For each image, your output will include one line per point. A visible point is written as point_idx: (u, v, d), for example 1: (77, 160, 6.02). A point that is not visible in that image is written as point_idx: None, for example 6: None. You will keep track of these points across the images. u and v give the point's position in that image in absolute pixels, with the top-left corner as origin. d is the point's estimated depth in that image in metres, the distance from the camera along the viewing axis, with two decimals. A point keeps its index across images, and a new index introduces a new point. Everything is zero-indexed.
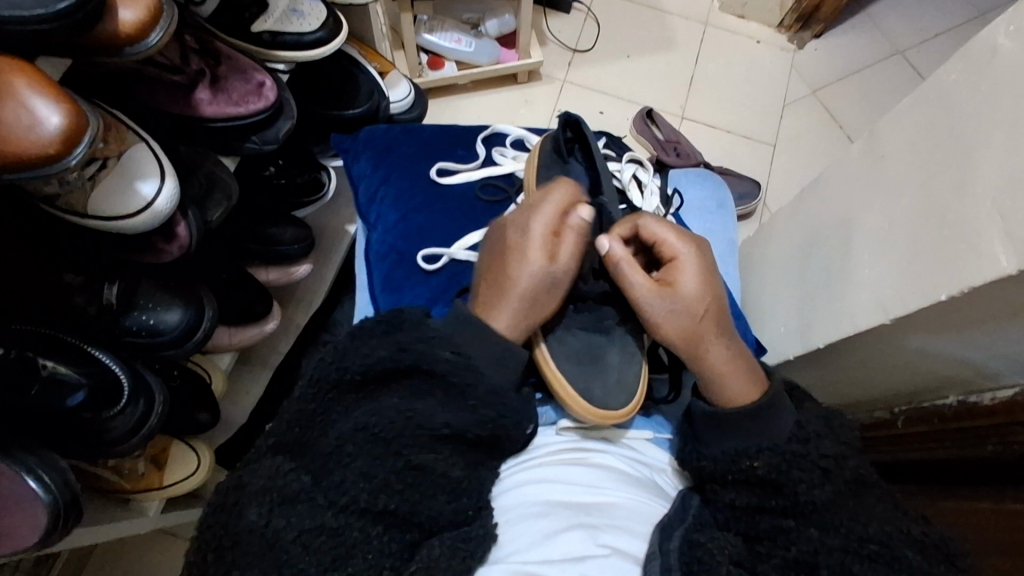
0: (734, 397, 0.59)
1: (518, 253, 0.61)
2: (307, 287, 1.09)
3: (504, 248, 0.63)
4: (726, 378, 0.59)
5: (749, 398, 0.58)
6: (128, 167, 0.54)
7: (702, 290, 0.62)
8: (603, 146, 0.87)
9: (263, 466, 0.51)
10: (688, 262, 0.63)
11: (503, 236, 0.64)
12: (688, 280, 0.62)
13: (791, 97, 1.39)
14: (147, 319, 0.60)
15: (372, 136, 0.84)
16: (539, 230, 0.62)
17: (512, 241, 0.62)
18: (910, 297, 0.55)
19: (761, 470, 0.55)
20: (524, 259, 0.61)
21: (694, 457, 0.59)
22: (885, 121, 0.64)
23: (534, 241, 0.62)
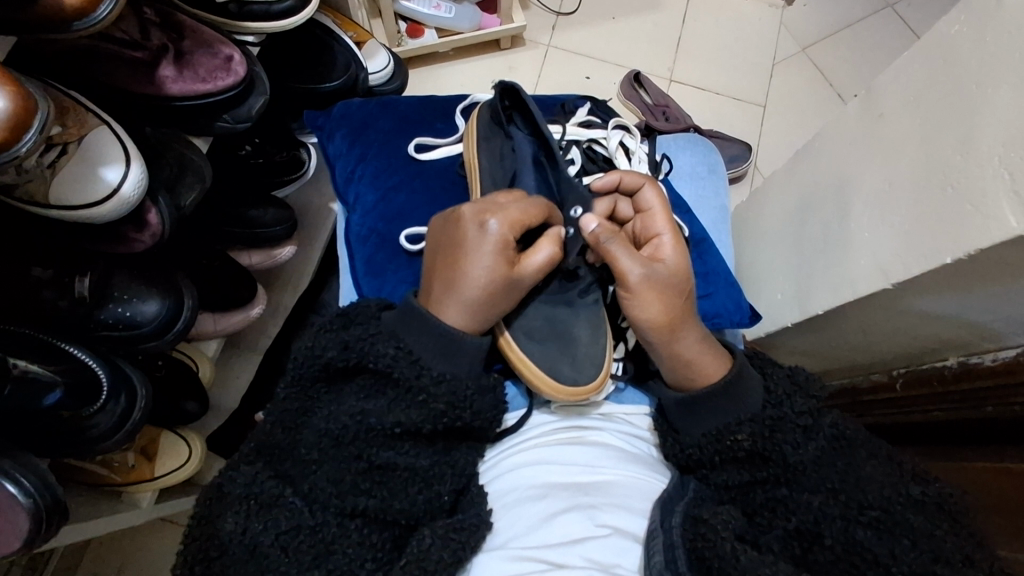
0: (704, 376, 0.58)
1: (469, 253, 0.57)
2: (292, 269, 1.07)
3: (460, 245, 0.58)
4: (695, 361, 0.58)
5: (714, 376, 0.58)
6: (88, 153, 0.51)
7: (686, 267, 0.61)
8: (587, 113, 0.83)
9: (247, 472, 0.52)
10: (674, 240, 0.63)
11: (459, 233, 0.59)
12: (670, 257, 0.61)
13: (781, 56, 1.36)
14: (123, 311, 0.58)
15: (347, 111, 0.81)
16: (497, 231, 0.58)
17: (470, 240, 0.57)
18: (913, 261, 0.53)
19: (746, 444, 0.55)
20: (475, 261, 0.57)
21: (678, 450, 0.59)
22: (884, 78, 0.62)
23: (489, 245, 0.57)
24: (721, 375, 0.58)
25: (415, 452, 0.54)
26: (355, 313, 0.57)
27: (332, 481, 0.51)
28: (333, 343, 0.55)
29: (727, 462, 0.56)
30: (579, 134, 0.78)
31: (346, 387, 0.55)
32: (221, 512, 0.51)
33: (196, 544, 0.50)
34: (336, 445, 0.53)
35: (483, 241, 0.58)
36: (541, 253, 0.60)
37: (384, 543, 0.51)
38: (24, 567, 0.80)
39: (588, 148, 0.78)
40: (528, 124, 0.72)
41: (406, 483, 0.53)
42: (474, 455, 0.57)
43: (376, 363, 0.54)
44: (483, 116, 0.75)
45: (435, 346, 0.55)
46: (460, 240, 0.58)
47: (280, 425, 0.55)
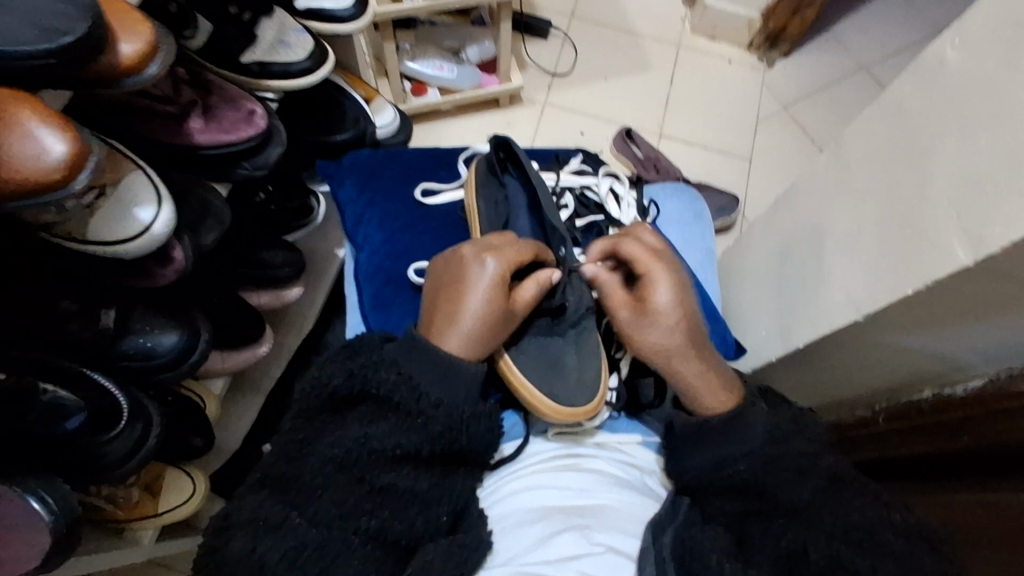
0: (705, 406, 0.61)
1: (470, 288, 0.62)
2: (297, 311, 1.10)
3: (462, 281, 0.63)
4: (701, 393, 0.62)
5: (712, 408, 0.61)
6: (123, 195, 0.56)
7: (677, 306, 0.63)
8: (579, 163, 0.89)
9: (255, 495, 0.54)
10: (661, 280, 0.65)
11: (457, 272, 0.64)
12: (658, 296, 0.64)
13: (763, 114, 1.44)
14: (144, 342, 0.61)
15: (356, 161, 0.86)
16: (494, 270, 0.63)
17: (468, 278, 0.63)
18: (879, 294, 0.58)
19: (742, 480, 0.57)
20: (474, 295, 0.61)
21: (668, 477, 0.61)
22: (849, 132, 0.68)
23: (485, 280, 0.62)
24: (726, 404, 0.61)
25: (416, 475, 0.56)
26: (359, 344, 0.60)
27: (337, 504, 0.53)
28: (338, 372, 0.58)
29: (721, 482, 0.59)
30: (572, 182, 0.84)
31: (351, 413, 0.58)
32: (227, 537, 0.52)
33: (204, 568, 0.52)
34: (343, 470, 0.55)
35: (481, 277, 0.63)
36: (529, 288, 0.65)
37: (387, 562, 0.53)
38: None
39: (581, 194, 0.84)
40: (521, 173, 0.78)
41: (407, 503, 0.55)
42: (472, 480, 0.60)
43: (378, 389, 0.57)
44: (480, 168, 0.80)
45: (433, 374, 0.58)
46: (459, 277, 0.63)
47: (284, 456, 0.56)
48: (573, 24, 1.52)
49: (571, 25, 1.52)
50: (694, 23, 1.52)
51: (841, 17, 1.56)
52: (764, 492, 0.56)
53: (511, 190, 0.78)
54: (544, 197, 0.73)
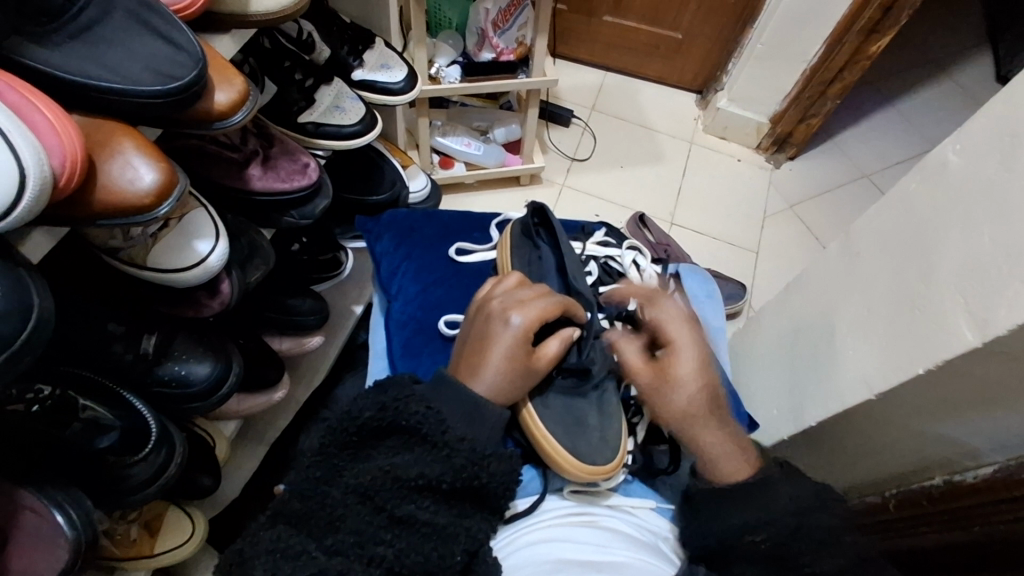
0: (723, 472, 0.64)
1: (495, 341, 0.64)
2: (311, 363, 1.12)
3: (488, 333, 0.65)
4: (717, 458, 0.65)
5: (732, 476, 0.64)
6: (186, 228, 0.60)
7: (699, 375, 0.69)
8: (603, 235, 0.94)
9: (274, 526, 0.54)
10: (684, 348, 0.71)
11: (483, 325, 0.67)
12: (681, 366, 0.70)
13: (770, 210, 1.52)
14: (179, 370, 0.63)
15: (394, 218, 0.91)
16: (519, 325, 0.65)
17: (491, 334, 0.65)
18: (892, 374, 0.60)
19: (765, 544, 0.57)
20: (499, 347, 0.64)
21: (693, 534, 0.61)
22: (857, 224, 0.73)
23: (510, 335, 0.65)
24: (744, 474, 0.64)
25: (435, 509, 0.57)
26: (389, 382, 0.61)
27: (356, 531, 0.54)
28: (371, 403, 0.59)
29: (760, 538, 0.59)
30: (596, 251, 0.90)
31: (374, 449, 0.59)
32: (245, 570, 0.51)
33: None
34: (366, 500, 0.55)
35: (506, 332, 0.65)
36: (554, 345, 0.68)
37: None
38: None
39: (604, 264, 0.89)
40: (553, 238, 0.84)
41: (425, 538, 0.55)
42: (488, 523, 0.60)
43: (407, 421, 0.58)
44: (515, 230, 0.85)
45: (461, 410, 0.60)
46: (484, 331, 0.66)
47: (298, 495, 0.57)
48: (593, 116, 1.63)
49: (591, 117, 1.63)
50: (706, 123, 1.64)
51: (843, 128, 1.68)
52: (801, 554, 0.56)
53: (544, 252, 0.83)
54: (572, 263, 0.79)
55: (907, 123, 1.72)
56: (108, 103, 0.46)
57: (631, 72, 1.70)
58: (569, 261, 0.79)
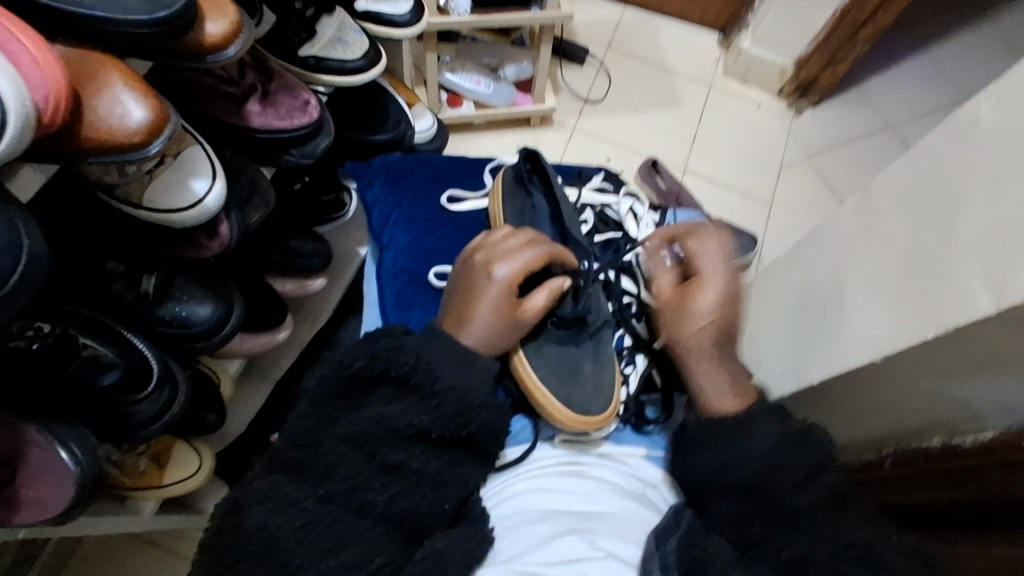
0: (715, 402, 0.63)
1: (480, 293, 0.64)
2: (314, 303, 1.12)
3: (473, 286, 0.65)
4: (712, 390, 0.64)
5: (728, 408, 0.61)
6: (183, 165, 0.58)
7: (716, 309, 0.66)
8: (601, 181, 0.91)
9: (266, 477, 0.55)
10: (714, 282, 0.68)
11: (470, 274, 0.67)
12: (704, 296, 0.67)
13: (787, 160, 1.47)
14: (180, 310, 0.63)
15: (385, 163, 0.89)
16: (503, 278, 0.65)
17: (477, 284, 0.65)
18: (899, 336, 0.59)
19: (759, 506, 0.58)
20: (483, 299, 0.64)
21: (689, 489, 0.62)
22: (879, 179, 0.70)
23: (495, 286, 0.65)
24: (733, 406, 0.62)
25: (426, 457, 0.58)
26: (381, 334, 0.62)
27: (351, 477, 0.55)
28: (361, 354, 0.60)
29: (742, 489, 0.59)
30: (593, 199, 0.88)
31: (368, 397, 0.59)
32: (244, 508, 0.53)
33: (211, 556, 0.51)
34: (358, 448, 0.56)
35: (490, 285, 0.65)
36: (539, 297, 0.67)
37: (393, 543, 0.54)
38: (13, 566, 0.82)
39: (601, 211, 0.87)
40: (547, 184, 0.82)
41: (415, 485, 0.57)
42: (480, 472, 0.61)
43: (396, 371, 0.59)
44: (507, 176, 0.83)
45: (453, 360, 0.60)
46: (470, 281, 0.66)
47: (293, 443, 0.57)
48: (609, 54, 1.56)
49: (607, 56, 1.56)
50: (727, 65, 1.56)
51: (870, 74, 1.60)
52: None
53: (537, 200, 0.82)
54: (568, 210, 0.79)
55: (938, 71, 1.63)
56: (93, 34, 0.43)
57: (651, 8, 1.61)
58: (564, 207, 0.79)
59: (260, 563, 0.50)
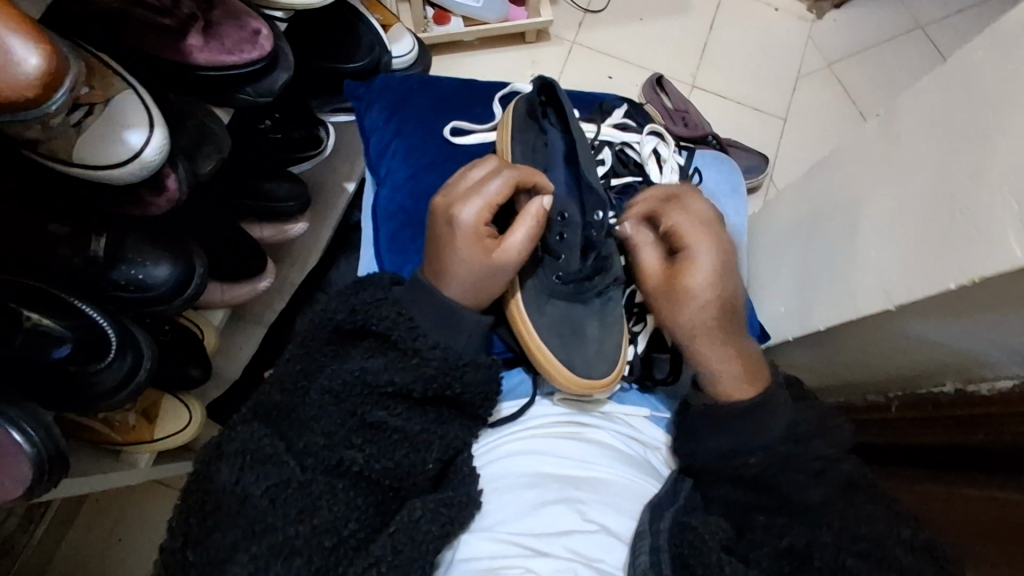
0: (725, 391, 0.60)
1: (450, 239, 0.59)
2: (303, 246, 1.02)
3: (441, 232, 0.60)
4: (723, 375, 0.60)
5: (736, 395, 0.59)
6: (114, 116, 0.52)
7: (712, 289, 0.60)
8: (625, 115, 0.84)
9: (243, 427, 0.52)
10: (701, 256, 0.61)
11: (437, 217, 0.61)
12: (697, 277, 0.61)
13: (804, 71, 1.35)
14: (135, 274, 0.59)
15: (386, 86, 0.83)
16: (470, 220, 0.59)
17: (446, 228, 0.60)
18: (915, 283, 0.54)
19: (755, 467, 0.56)
20: (455, 245, 0.59)
21: (695, 442, 0.60)
22: (903, 100, 0.62)
23: (464, 229, 0.59)
24: (747, 394, 0.59)
25: (407, 417, 0.55)
26: (368, 281, 0.58)
27: (327, 433, 0.52)
28: (343, 306, 0.56)
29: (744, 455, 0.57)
30: (612, 136, 0.81)
31: (346, 353, 0.56)
32: (210, 480, 0.51)
33: (193, 496, 0.51)
34: (336, 402, 0.54)
35: (458, 229, 0.59)
36: (519, 231, 0.61)
37: (369, 507, 0.53)
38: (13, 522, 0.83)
39: (619, 152, 0.81)
40: (563, 122, 0.73)
41: (395, 443, 0.54)
42: (464, 430, 0.57)
43: (378, 326, 0.55)
44: (520, 108, 0.76)
45: (434, 316, 0.57)
46: (438, 226, 0.61)
47: (279, 387, 0.55)
48: None
49: None
50: None
51: None
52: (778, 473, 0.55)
53: (550, 138, 0.73)
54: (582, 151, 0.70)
55: None
56: None
57: None
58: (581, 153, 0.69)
59: (235, 516, 0.48)
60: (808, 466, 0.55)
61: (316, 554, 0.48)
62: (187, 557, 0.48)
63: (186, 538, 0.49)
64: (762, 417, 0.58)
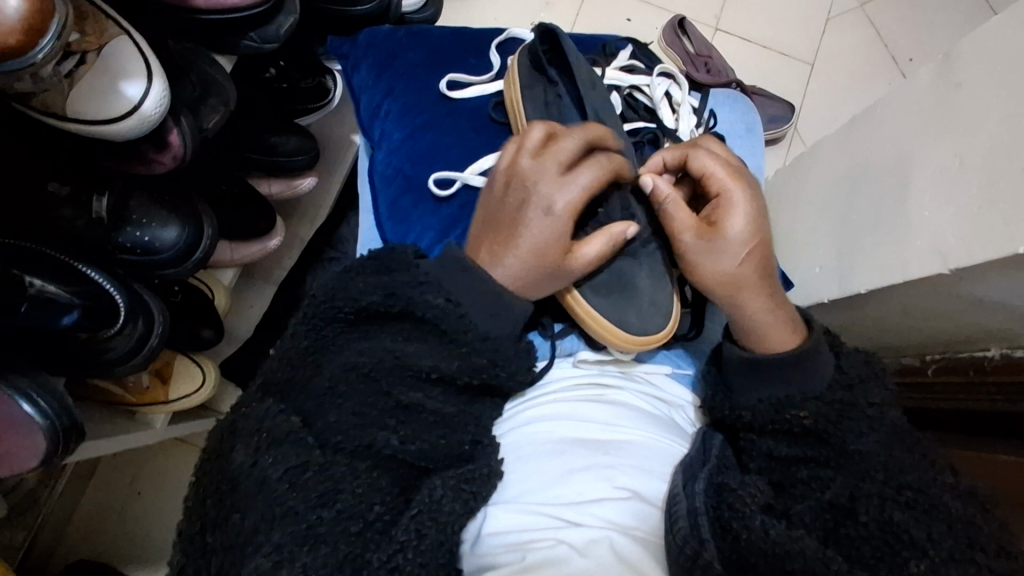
0: (770, 344, 0.55)
1: (530, 231, 0.55)
2: (312, 200, 0.97)
3: (521, 218, 0.55)
4: (766, 329, 0.55)
5: (784, 346, 0.55)
6: (108, 66, 0.48)
7: (752, 230, 0.56)
8: (629, 57, 0.79)
9: (256, 404, 0.51)
10: (738, 198, 0.57)
11: (517, 199, 0.56)
12: (735, 219, 0.56)
13: (836, 10, 1.24)
14: (141, 236, 0.56)
15: (373, 40, 0.78)
16: (560, 220, 0.55)
17: (526, 218, 0.55)
18: (979, 247, 0.51)
19: (809, 421, 0.52)
20: (533, 242, 0.54)
21: (727, 408, 0.56)
22: (962, 46, 0.58)
23: (548, 229, 0.55)
24: (792, 344, 0.55)
25: (428, 390, 0.53)
26: (386, 259, 0.56)
27: (349, 411, 0.51)
28: (376, 288, 0.54)
29: (762, 433, 0.55)
30: (620, 79, 0.76)
31: (360, 325, 0.55)
32: (226, 456, 0.50)
33: (209, 481, 0.50)
34: (359, 375, 0.52)
35: (544, 224, 0.55)
36: (597, 244, 0.57)
37: (394, 489, 0.50)
38: (29, 488, 0.82)
39: (628, 95, 0.75)
40: (567, 70, 0.71)
41: (431, 425, 0.52)
42: (494, 409, 0.56)
43: (423, 311, 0.53)
44: (521, 60, 0.71)
45: (459, 288, 0.53)
46: (517, 208, 0.56)
47: (289, 362, 0.53)
48: None
49: None
50: None
51: None
52: (820, 441, 0.52)
53: (562, 90, 0.70)
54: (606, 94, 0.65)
55: None
56: None
57: None
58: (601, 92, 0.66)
59: (254, 500, 0.48)
60: (852, 416, 0.52)
61: (341, 541, 0.46)
62: (206, 543, 0.47)
63: (204, 522, 0.48)
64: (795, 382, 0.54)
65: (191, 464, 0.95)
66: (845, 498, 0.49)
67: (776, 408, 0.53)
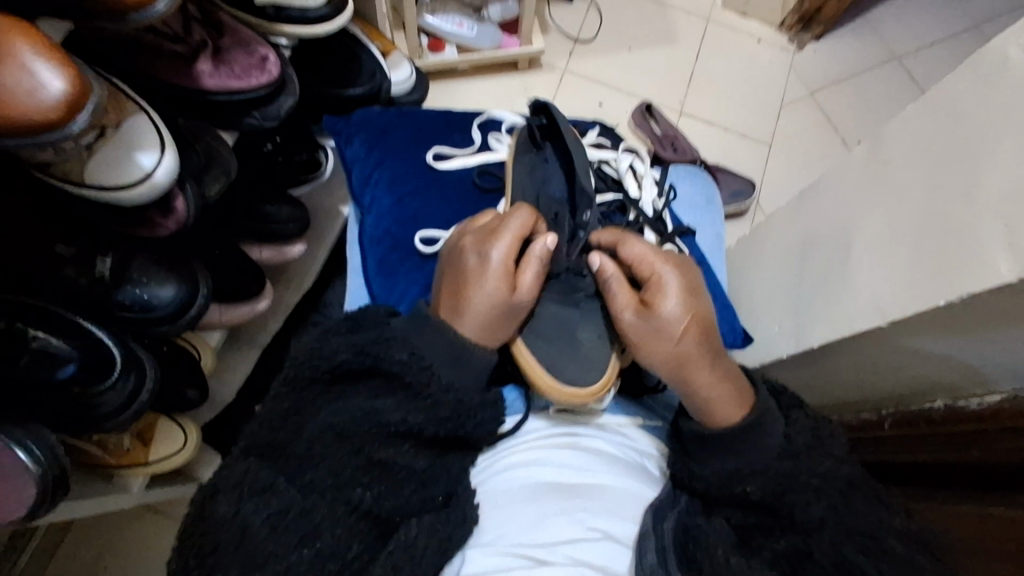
0: (720, 418, 0.58)
1: (472, 281, 0.59)
2: (298, 267, 1.01)
3: (463, 273, 0.60)
4: (714, 400, 0.58)
5: (734, 419, 0.57)
6: (126, 138, 0.53)
7: (685, 310, 0.60)
8: (597, 136, 0.88)
9: (237, 466, 0.52)
10: (668, 281, 0.61)
11: (457, 262, 0.62)
12: (669, 299, 0.60)
13: (789, 98, 1.36)
14: (140, 294, 0.59)
15: (365, 117, 0.84)
16: (498, 260, 0.60)
17: (467, 261, 0.61)
18: (911, 301, 0.56)
19: (755, 495, 0.55)
20: (478, 286, 0.59)
21: (683, 477, 0.60)
22: (888, 127, 0.66)
23: (486, 271, 0.59)
24: (739, 416, 0.57)
25: (414, 453, 0.56)
26: (362, 319, 0.60)
27: (334, 472, 0.52)
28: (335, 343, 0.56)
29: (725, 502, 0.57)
30: (591, 155, 0.83)
31: (349, 387, 0.57)
32: (209, 508, 0.51)
33: (191, 537, 0.50)
34: (341, 438, 0.54)
35: (485, 270, 0.59)
36: (531, 270, 0.61)
37: (371, 538, 0.52)
38: None
39: (599, 167, 0.83)
40: (559, 142, 0.78)
41: (402, 481, 0.55)
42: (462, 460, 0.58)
43: (389, 366, 0.56)
44: (519, 134, 0.79)
45: (433, 350, 0.57)
46: (458, 266, 0.61)
47: (268, 425, 0.55)
48: None
49: None
50: None
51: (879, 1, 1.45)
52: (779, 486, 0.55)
53: (548, 158, 0.78)
54: (579, 167, 0.72)
55: None
56: None
57: None
58: (577, 162, 0.73)
59: (234, 552, 0.48)
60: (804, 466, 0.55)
61: None
62: None
63: None
64: (759, 433, 0.57)
65: (166, 531, 0.94)
66: (803, 542, 0.52)
67: (727, 480, 0.57)
